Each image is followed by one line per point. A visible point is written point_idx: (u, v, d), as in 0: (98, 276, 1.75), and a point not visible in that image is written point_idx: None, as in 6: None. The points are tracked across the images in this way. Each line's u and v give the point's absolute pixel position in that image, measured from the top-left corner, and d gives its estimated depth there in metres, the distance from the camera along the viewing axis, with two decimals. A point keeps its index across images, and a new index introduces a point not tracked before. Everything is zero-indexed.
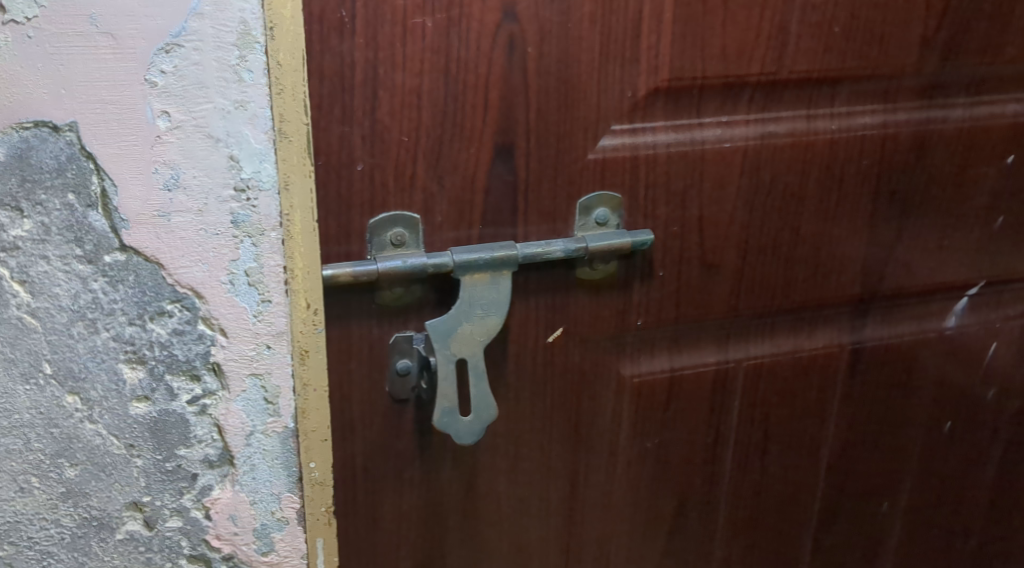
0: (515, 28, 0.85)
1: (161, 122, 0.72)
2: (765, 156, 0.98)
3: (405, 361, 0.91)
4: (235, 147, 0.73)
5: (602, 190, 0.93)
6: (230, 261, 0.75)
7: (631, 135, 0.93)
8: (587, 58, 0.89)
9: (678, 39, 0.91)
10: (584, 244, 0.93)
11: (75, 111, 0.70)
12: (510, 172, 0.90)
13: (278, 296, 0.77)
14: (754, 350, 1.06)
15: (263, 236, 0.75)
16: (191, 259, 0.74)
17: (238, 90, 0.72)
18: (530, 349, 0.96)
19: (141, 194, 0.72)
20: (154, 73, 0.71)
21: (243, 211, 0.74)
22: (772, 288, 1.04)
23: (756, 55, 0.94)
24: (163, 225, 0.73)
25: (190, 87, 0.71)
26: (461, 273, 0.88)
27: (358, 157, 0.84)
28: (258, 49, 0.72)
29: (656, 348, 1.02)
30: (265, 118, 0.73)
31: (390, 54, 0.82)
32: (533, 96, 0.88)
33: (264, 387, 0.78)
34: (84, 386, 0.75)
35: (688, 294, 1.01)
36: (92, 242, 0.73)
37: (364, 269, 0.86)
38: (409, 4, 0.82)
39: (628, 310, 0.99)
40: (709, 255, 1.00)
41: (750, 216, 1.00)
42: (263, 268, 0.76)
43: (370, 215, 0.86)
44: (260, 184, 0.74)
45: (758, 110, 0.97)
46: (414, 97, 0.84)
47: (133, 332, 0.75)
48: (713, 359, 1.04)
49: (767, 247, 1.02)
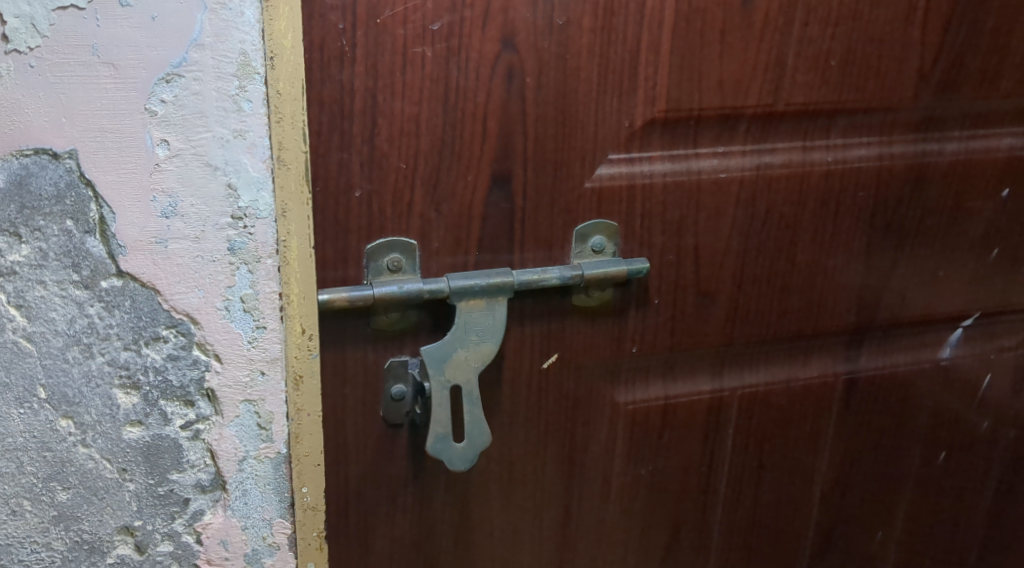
0: (514, 58, 0.86)
1: (160, 150, 0.72)
2: (761, 187, 0.99)
3: (399, 386, 0.92)
4: (233, 176, 0.73)
5: (599, 218, 0.94)
6: (225, 287, 0.75)
7: (627, 164, 0.94)
8: (584, 88, 0.89)
9: (676, 69, 0.92)
10: (580, 271, 0.93)
11: (75, 139, 0.71)
12: (508, 200, 0.90)
13: (272, 323, 0.77)
14: (748, 378, 1.06)
15: (259, 263, 0.75)
16: (187, 285, 0.75)
17: (237, 120, 0.73)
18: (524, 375, 0.97)
19: (138, 221, 0.73)
20: (154, 102, 0.71)
21: (239, 239, 0.74)
22: (767, 317, 1.04)
23: (753, 86, 0.95)
24: (160, 251, 0.74)
25: (189, 116, 0.72)
26: (457, 298, 0.89)
27: (356, 183, 0.85)
28: (258, 79, 0.72)
29: (650, 376, 1.02)
30: (264, 147, 0.74)
31: (389, 82, 0.83)
32: (531, 125, 0.89)
33: (257, 412, 0.79)
34: (78, 410, 0.75)
35: (683, 322, 1.01)
36: (89, 267, 0.73)
37: (360, 294, 0.86)
38: (409, 33, 0.82)
39: (624, 338, 0.99)
40: (705, 283, 1.00)
41: (745, 246, 1.01)
42: (258, 295, 0.76)
43: (367, 240, 0.87)
44: (257, 212, 0.74)
45: (755, 140, 0.98)
46: (413, 125, 0.85)
47: (128, 357, 0.75)
48: (708, 387, 1.05)
49: (762, 278, 1.02)
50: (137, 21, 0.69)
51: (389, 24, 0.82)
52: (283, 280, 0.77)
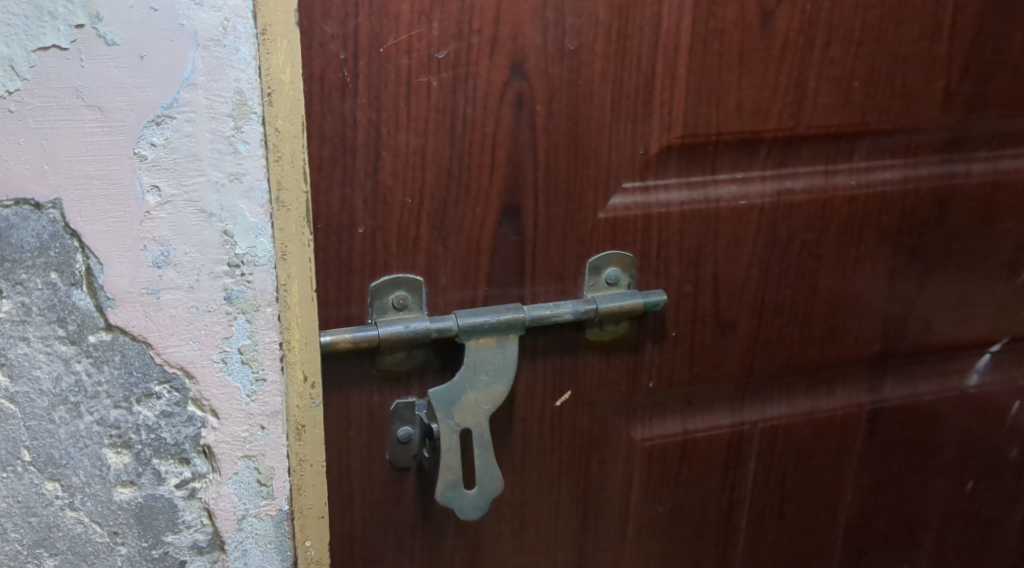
0: (524, 85, 0.82)
1: (150, 197, 0.67)
2: (782, 215, 0.95)
3: (406, 429, 0.88)
4: (230, 222, 0.69)
5: (613, 249, 0.90)
6: (222, 339, 0.71)
7: (643, 193, 0.90)
8: (597, 115, 0.85)
9: (693, 93, 0.88)
10: (593, 304, 0.89)
11: (59, 187, 0.66)
12: (517, 233, 0.86)
13: (272, 374, 0.73)
14: (769, 412, 1.02)
15: (257, 312, 0.71)
16: (180, 339, 0.70)
17: (232, 162, 0.68)
18: (536, 413, 0.92)
19: (128, 272, 0.68)
20: (144, 145, 0.66)
21: (237, 287, 0.70)
22: (788, 348, 1.00)
23: (773, 109, 0.91)
24: (152, 303, 0.69)
25: (182, 160, 0.67)
26: (465, 337, 0.85)
27: (359, 219, 0.81)
28: (255, 119, 0.68)
29: (667, 411, 0.98)
30: (262, 191, 0.69)
31: (393, 114, 0.79)
32: (542, 154, 0.85)
33: (257, 468, 0.74)
34: (65, 472, 0.70)
35: (701, 355, 0.97)
36: (76, 321, 0.68)
37: (363, 334, 0.82)
38: (414, 62, 0.78)
39: (639, 373, 0.95)
40: (724, 314, 0.96)
41: (766, 275, 0.96)
42: (257, 345, 0.72)
43: (371, 278, 0.83)
44: (255, 258, 0.70)
45: (775, 166, 0.94)
46: (418, 157, 0.81)
47: (119, 415, 0.70)
48: (728, 421, 1.01)
49: (783, 308, 0.98)
50: (125, 60, 0.65)
51: (392, 53, 0.77)
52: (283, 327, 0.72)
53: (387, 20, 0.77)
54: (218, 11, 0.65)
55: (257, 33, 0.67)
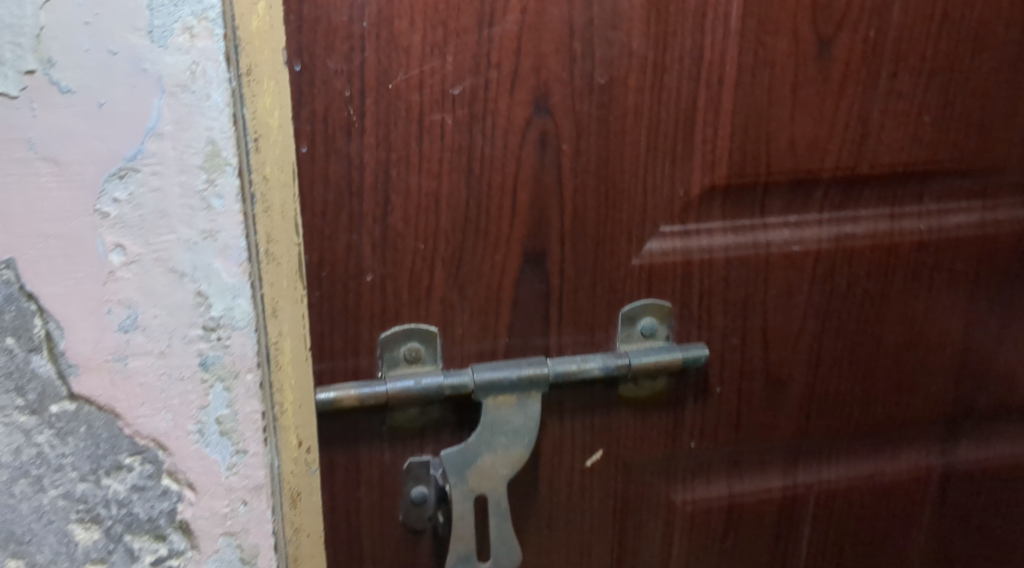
0: (548, 123, 0.78)
1: (113, 256, 0.61)
2: (841, 262, 0.89)
3: (420, 488, 0.84)
4: (203, 282, 0.63)
5: (648, 298, 0.86)
6: (198, 409, 0.64)
7: (683, 238, 0.85)
8: (630, 154, 0.81)
9: (739, 131, 0.83)
10: (626, 359, 0.85)
11: (12, 247, 0.60)
12: (541, 281, 0.82)
13: (255, 446, 0.66)
14: (826, 474, 0.96)
15: (237, 379, 0.64)
16: (151, 409, 0.64)
17: (205, 219, 0.62)
18: (564, 473, 0.89)
19: (92, 338, 0.62)
20: (105, 201, 0.61)
21: (213, 353, 0.64)
22: (848, 405, 0.94)
23: (830, 147, 0.85)
24: (119, 371, 0.63)
25: (149, 216, 0.61)
26: (482, 394, 0.81)
27: (367, 266, 0.77)
28: (230, 171, 0.62)
29: (711, 473, 0.93)
30: (239, 249, 0.63)
31: (403, 155, 0.75)
32: (568, 196, 0.80)
33: (239, 546, 0.67)
34: (28, 550, 0.64)
35: (749, 412, 0.92)
36: (36, 389, 0.62)
37: (370, 390, 0.79)
38: (426, 99, 0.75)
39: (680, 431, 0.91)
40: (774, 369, 0.91)
41: (822, 326, 0.91)
42: (237, 416, 0.65)
43: (382, 328, 0.80)
44: (232, 321, 0.63)
45: (834, 209, 0.88)
46: (431, 201, 0.77)
47: (86, 489, 0.64)
48: (780, 485, 0.95)
49: (840, 362, 0.93)
50: (82, 109, 0.59)
51: (402, 90, 0.74)
52: (265, 395, 0.66)
53: (397, 55, 0.73)
54: (186, 54, 0.60)
55: (229, 78, 0.61)
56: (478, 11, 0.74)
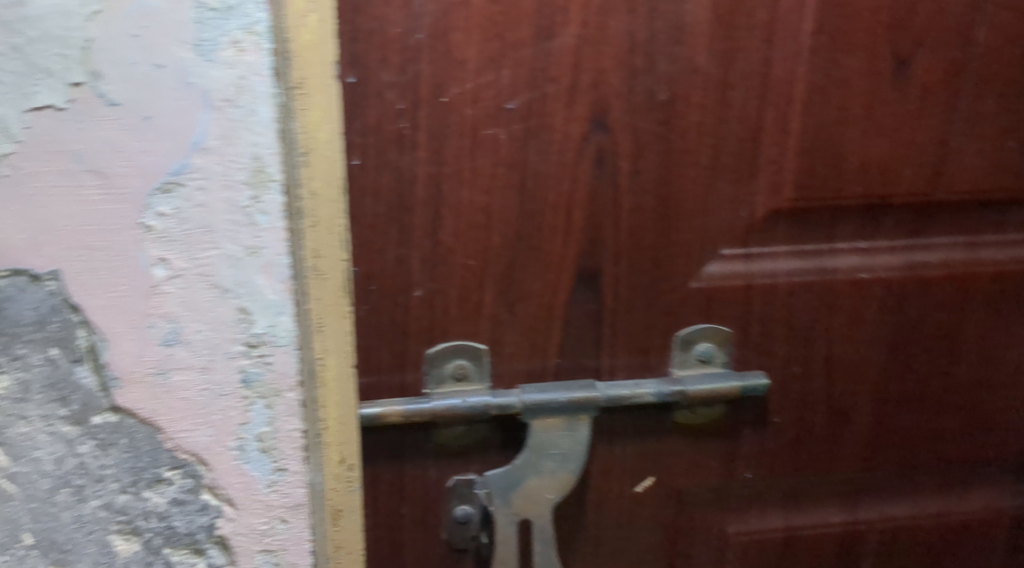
0: (606, 140, 0.76)
1: (158, 270, 0.63)
2: (914, 290, 0.87)
3: (464, 508, 0.83)
4: (246, 298, 0.63)
5: (706, 323, 0.84)
6: (238, 425, 0.65)
7: (744, 261, 0.83)
8: (691, 174, 0.78)
9: (807, 152, 0.80)
10: (681, 386, 0.83)
11: (57, 259, 0.62)
12: (595, 301, 0.81)
13: (295, 464, 0.66)
14: (890, 511, 0.94)
15: (278, 396, 0.65)
16: (191, 423, 0.65)
17: (250, 235, 0.63)
18: (613, 498, 0.89)
19: (134, 350, 0.63)
20: (150, 215, 0.62)
21: (254, 370, 0.64)
22: (916, 439, 0.92)
23: (905, 171, 0.83)
24: (160, 384, 0.64)
25: (193, 231, 0.62)
26: (529, 416, 0.80)
27: (416, 281, 0.76)
28: (275, 188, 0.62)
29: (766, 506, 0.93)
30: (282, 266, 0.63)
31: (456, 169, 0.74)
32: (625, 216, 0.78)
33: (277, 564, 0.67)
34: (69, 559, 0.66)
35: (810, 446, 0.91)
36: (79, 400, 0.64)
37: (415, 408, 0.78)
38: (481, 114, 0.73)
39: (735, 463, 0.91)
40: (838, 402, 0.90)
41: (890, 358, 0.89)
42: (277, 434, 0.65)
43: (429, 344, 0.79)
44: (275, 338, 0.64)
45: (908, 237, 0.86)
46: (482, 217, 0.75)
47: (127, 501, 0.65)
48: (839, 520, 0.94)
49: (910, 397, 0.91)
50: (128, 122, 0.61)
51: (456, 103, 0.72)
52: (307, 414, 0.66)
53: (452, 67, 0.72)
54: (232, 68, 0.61)
55: (276, 93, 0.62)
56: (537, 24, 0.72)
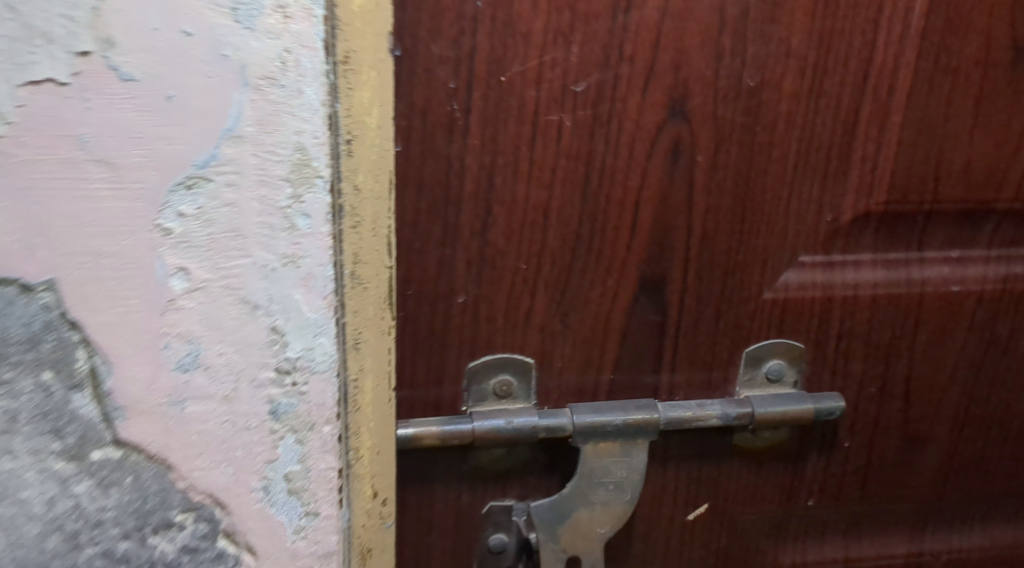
0: (684, 129, 0.67)
1: (175, 281, 0.52)
2: (1007, 306, 0.81)
3: (500, 536, 0.75)
4: (280, 317, 0.54)
5: (777, 338, 0.76)
6: (264, 464, 0.55)
7: (825, 269, 0.76)
8: (775, 171, 0.70)
9: (907, 148, 0.72)
10: (749, 408, 0.75)
11: (54, 266, 0.51)
12: (657, 311, 0.72)
13: (328, 508, 0.57)
14: (957, 541, 0.89)
15: (312, 430, 0.55)
16: (209, 461, 0.54)
17: (288, 241, 0.53)
18: (662, 526, 0.83)
19: (144, 376, 0.53)
20: (168, 215, 0.52)
21: (285, 401, 0.55)
22: (988, 466, 0.87)
23: (1013, 172, 0.76)
24: (175, 416, 0.54)
25: (220, 235, 0.52)
26: (580, 440, 0.71)
27: (460, 286, 0.67)
28: (321, 185, 0.53)
29: (825, 535, 0.87)
30: (325, 278, 0.54)
31: (511, 159, 0.64)
32: (698, 217, 0.69)
33: None
34: None
35: (880, 473, 0.85)
36: (76, 433, 0.53)
37: (455, 429, 0.68)
38: (543, 96, 0.63)
39: (796, 491, 0.84)
40: (914, 427, 0.84)
41: (974, 381, 0.84)
42: (309, 474, 0.56)
43: (470, 357, 0.69)
44: (312, 364, 0.55)
45: (1005, 246, 0.80)
46: (540, 215, 0.66)
47: (130, 549, 0.54)
48: (904, 550, 0.88)
49: (990, 422, 0.85)
50: (146, 101, 0.51)
51: (517, 84, 0.63)
52: (342, 448, 0.57)
53: (514, 41, 0.62)
54: (277, 39, 0.51)
55: (327, 70, 0.52)
56: None
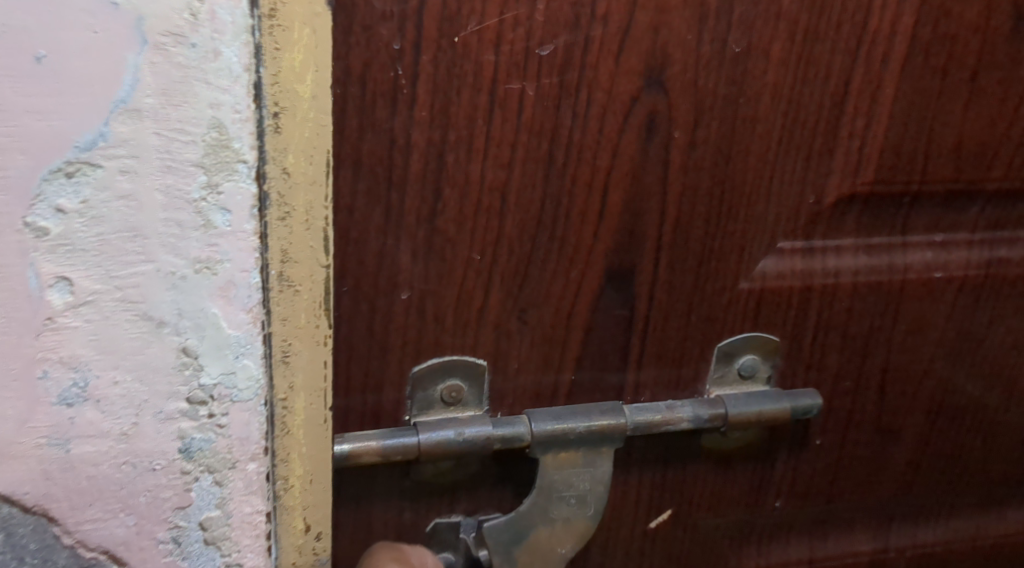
0: (661, 101, 0.59)
1: (54, 295, 0.44)
2: (990, 290, 0.74)
3: (446, 555, 0.66)
4: (192, 336, 0.46)
5: (753, 332, 0.68)
6: (173, 510, 0.48)
7: (805, 256, 0.67)
8: (758, 148, 0.62)
9: (899, 123, 0.65)
10: (722, 410, 0.67)
11: None
12: (624, 305, 0.64)
13: (253, 557, 0.50)
14: (921, 536, 0.82)
15: (233, 470, 0.48)
16: (104, 511, 0.47)
17: (202, 242, 0.45)
18: (623, 534, 0.74)
19: (16, 413, 0.45)
20: (43, 211, 0.43)
21: (199, 437, 0.47)
22: (958, 459, 0.80)
23: (1004, 151, 0.69)
24: (57, 460, 0.46)
25: (113, 237, 0.44)
26: (540, 451, 0.63)
27: (403, 281, 0.58)
28: (243, 171, 0.45)
29: (791, 534, 0.79)
30: (248, 287, 0.47)
31: (465, 135, 0.55)
32: (673, 199, 0.61)
33: None
34: None
35: (849, 469, 0.77)
36: None
37: (398, 442, 0.59)
38: (503, 61, 0.55)
39: (765, 491, 0.76)
40: (887, 420, 0.76)
41: (950, 371, 0.76)
42: (230, 519, 0.49)
43: (415, 361, 0.60)
44: (233, 392, 0.47)
45: (988, 228, 0.73)
46: (496, 198, 0.57)
47: None
48: (868, 548, 0.81)
49: (964, 412, 0.78)
50: (10, 62, 0.42)
51: (472, 45, 0.54)
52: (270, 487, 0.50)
53: None
54: None
55: (250, 25, 0.44)
56: None
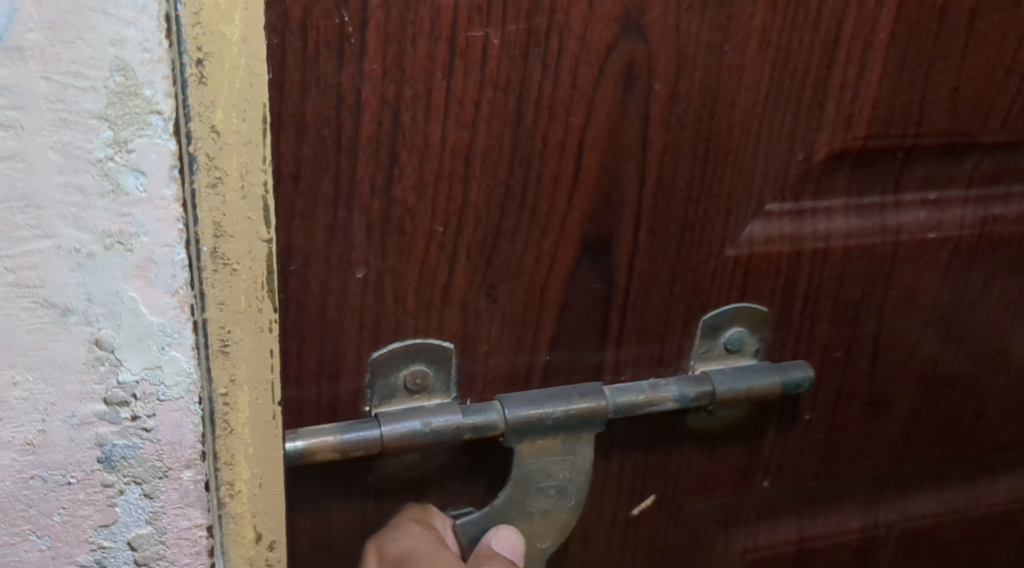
0: (639, 50, 0.53)
1: None
2: (983, 251, 0.68)
3: None
4: (106, 327, 0.43)
5: (739, 302, 0.63)
6: (95, 530, 0.46)
7: (795, 219, 0.62)
8: (744, 102, 0.56)
9: (893, 71, 0.59)
10: (709, 387, 0.62)
11: None
12: (602, 278, 0.58)
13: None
14: (913, 509, 0.77)
15: (161, 480, 0.46)
16: (11, 535, 0.45)
17: (112, 214, 0.42)
18: (604, 527, 0.68)
19: None
20: None
21: (122, 443, 0.45)
22: (952, 431, 0.74)
23: (1002, 100, 0.64)
24: None
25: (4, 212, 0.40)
26: (514, 440, 0.58)
27: (358, 259, 0.52)
28: (156, 124, 0.42)
29: (779, 516, 0.73)
30: (169, 271, 0.43)
31: (424, 91, 0.50)
32: (653, 159, 0.56)
33: None
34: None
35: (841, 444, 0.71)
36: None
37: (356, 437, 0.54)
38: (463, 5, 0.49)
39: (753, 471, 0.70)
40: (879, 391, 0.70)
41: (944, 338, 0.70)
42: (162, 536, 0.47)
43: (373, 346, 0.54)
44: (159, 390, 0.44)
45: (986, 182, 0.67)
46: (459, 162, 0.52)
47: None
48: (858, 525, 0.75)
49: (956, 381, 0.72)
50: None
51: None
52: (213, 498, 0.47)
53: None
54: None
55: None
56: None
